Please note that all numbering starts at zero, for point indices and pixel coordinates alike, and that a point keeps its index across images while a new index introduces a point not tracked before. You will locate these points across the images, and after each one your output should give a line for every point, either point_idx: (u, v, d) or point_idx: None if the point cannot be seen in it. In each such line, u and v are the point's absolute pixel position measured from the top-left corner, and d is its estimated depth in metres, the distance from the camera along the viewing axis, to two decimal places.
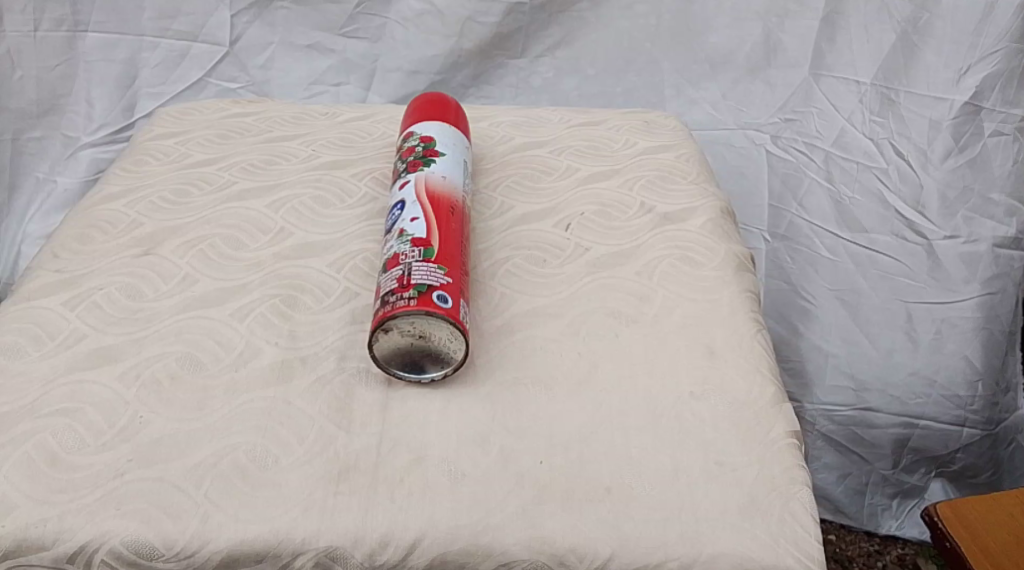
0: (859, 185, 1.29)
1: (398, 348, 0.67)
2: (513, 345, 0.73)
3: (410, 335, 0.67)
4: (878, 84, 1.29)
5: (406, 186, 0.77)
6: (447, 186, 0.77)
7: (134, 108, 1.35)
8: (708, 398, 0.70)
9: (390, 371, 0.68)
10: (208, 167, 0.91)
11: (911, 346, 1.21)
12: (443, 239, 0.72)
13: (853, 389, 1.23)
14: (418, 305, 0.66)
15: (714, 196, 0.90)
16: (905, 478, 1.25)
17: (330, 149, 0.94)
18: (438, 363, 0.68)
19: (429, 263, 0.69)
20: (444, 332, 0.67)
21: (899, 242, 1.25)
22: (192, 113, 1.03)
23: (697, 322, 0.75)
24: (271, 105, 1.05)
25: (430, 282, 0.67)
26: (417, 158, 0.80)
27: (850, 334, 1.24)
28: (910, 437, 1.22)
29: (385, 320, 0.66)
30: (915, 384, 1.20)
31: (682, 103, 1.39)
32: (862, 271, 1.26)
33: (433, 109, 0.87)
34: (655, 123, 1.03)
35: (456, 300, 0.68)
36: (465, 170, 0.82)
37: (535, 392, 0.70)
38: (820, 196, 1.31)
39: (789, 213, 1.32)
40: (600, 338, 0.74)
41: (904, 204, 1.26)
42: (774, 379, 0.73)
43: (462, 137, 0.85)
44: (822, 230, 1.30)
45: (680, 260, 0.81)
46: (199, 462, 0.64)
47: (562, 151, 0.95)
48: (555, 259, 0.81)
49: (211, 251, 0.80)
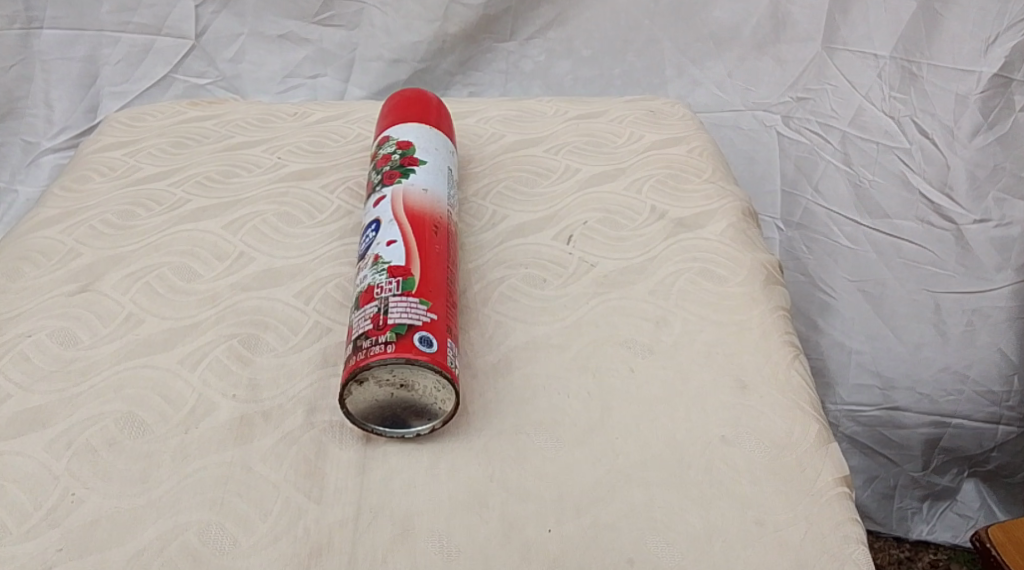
0: (880, 167, 1.17)
1: (376, 401, 0.57)
2: (511, 385, 0.63)
3: (388, 386, 0.56)
4: (898, 57, 1.18)
5: (382, 201, 0.67)
6: (429, 201, 0.66)
7: (97, 110, 1.23)
8: (741, 443, 0.60)
9: (367, 427, 0.58)
10: (158, 182, 0.80)
11: (940, 337, 1.09)
12: (424, 267, 0.61)
13: (880, 386, 1.10)
14: (397, 352, 0.55)
15: (734, 196, 0.79)
16: (937, 480, 1.12)
17: (298, 156, 0.83)
18: (422, 416, 0.58)
19: (409, 298, 0.58)
20: (427, 382, 0.56)
21: (925, 228, 1.14)
22: (144, 117, 0.91)
23: (724, 348, 0.65)
24: (232, 104, 0.93)
25: (410, 322, 0.57)
26: (393, 168, 0.69)
27: (873, 329, 1.12)
28: (942, 437, 1.09)
29: (358, 370, 0.56)
30: (946, 380, 1.08)
31: (685, 85, 1.27)
32: (884, 260, 1.14)
33: (411, 107, 0.75)
34: (663, 113, 0.92)
35: (442, 342, 0.57)
36: (449, 178, 0.71)
37: (540, 443, 0.60)
38: (838, 179, 1.19)
39: (804, 199, 1.20)
40: (614, 373, 0.63)
41: (929, 187, 1.14)
42: (816, 414, 0.63)
43: (445, 139, 0.74)
44: (841, 217, 1.17)
45: (700, 274, 0.70)
46: (142, 548, 0.54)
47: (559, 149, 0.85)
48: (555, 278, 0.70)
49: (159, 285, 0.69)
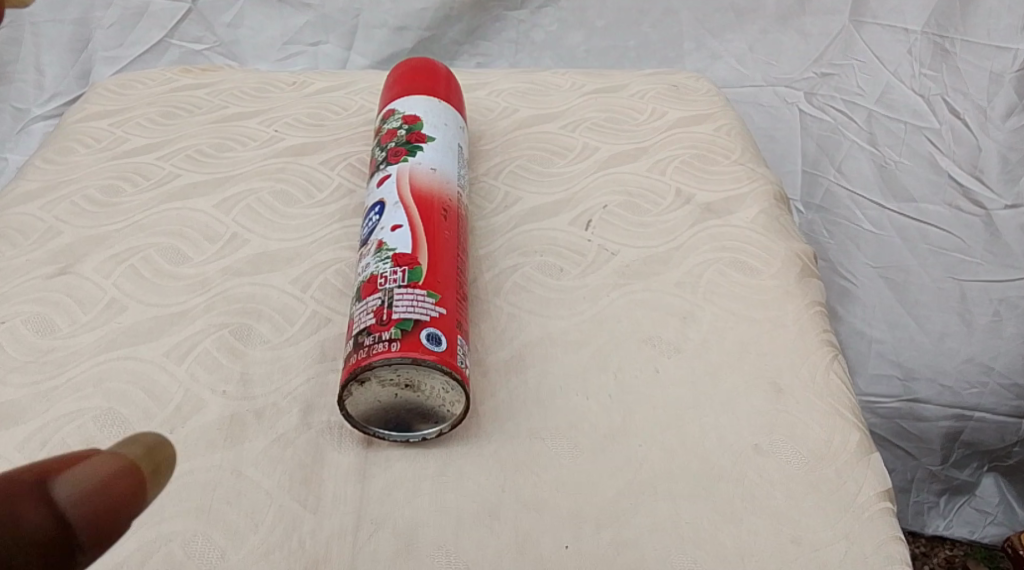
0: (907, 148, 1.10)
1: (378, 402, 0.52)
2: (525, 385, 0.58)
3: (392, 387, 0.51)
4: (930, 32, 1.10)
5: (387, 181, 0.61)
6: (438, 182, 0.61)
7: (90, 75, 1.16)
8: (776, 452, 0.55)
9: (369, 430, 0.53)
10: (146, 155, 0.75)
11: (966, 328, 1.02)
12: (431, 256, 0.56)
13: (900, 378, 1.03)
14: (402, 351, 0.50)
15: (765, 178, 0.73)
16: (955, 474, 1.06)
17: (296, 129, 0.78)
18: (429, 419, 0.53)
19: (416, 290, 0.53)
20: (435, 383, 0.51)
21: (953, 213, 1.06)
22: (134, 85, 0.86)
23: (756, 348, 0.59)
24: (227, 72, 0.88)
25: (417, 317, 0.52)
26: (399, 145, 0.63)
27: (896, 318, 1.05)
28: (962, 430, 1.03)
29: (360, 370, 0.51)
30: (969, 372, 1.01)
31: (703, 58, 1.21)
32: (909, 247, 1.06)
33: (417, 77, 0.69)
34: (687, 87, 0.86)
35: (451, 340, 0.52)
36: (459, 157, 0.65)
37: (557, 450, 0.55)
38: (861, 160, 1.12)
39: (826, 179, 1.13)
40: (637, 373, 0.58)
41: (959, 169, 1.07)
42: (857, 421, 0.57)
43: (456, 114, 0.68)
44: (864, 199, 1.10)
45: (730, 265, 0.65)
46: (121, 561, 0.49)
47: (576, 125, 0.79)
48: (573, 267, 0.65)
49: (145, 268, 0.64)
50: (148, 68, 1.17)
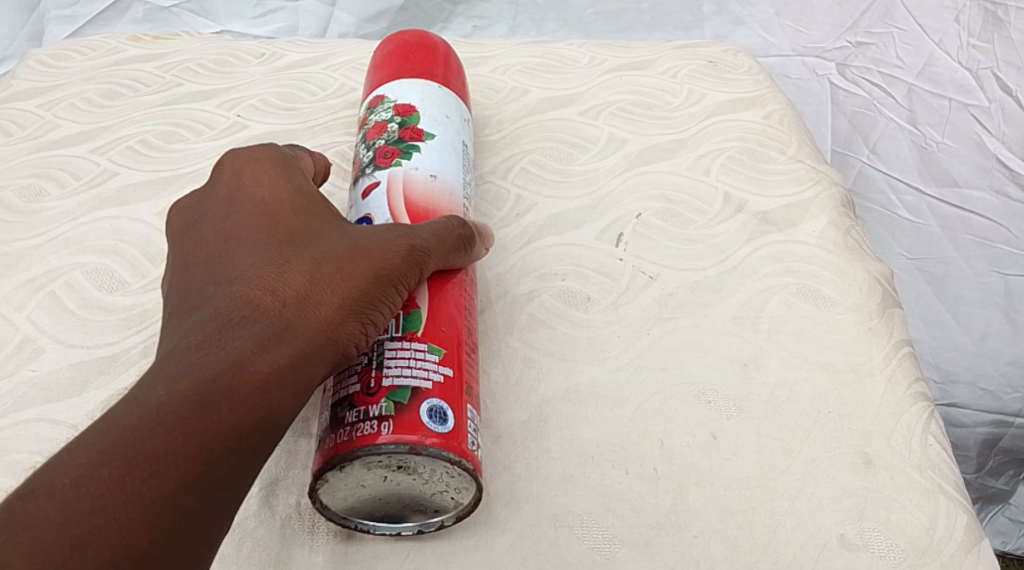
0: (951, 127, 0.88)
1: (362, 490, 0.39)
2: (548, 455, 0.46)
3: (380, 473, 0.39)
4: None
5: (375, 191, 0.48)
6: (438, 192, 0.48)
7: (42, 37, 0.92)
8: (865, 545, 0.43)
9: (348, 522, 0.41)
10: (78, 145, 0.61)
11: (1012, 327, 0.80)
12: (433, 299, 0.44)
13: (936, 380, 0.80)
14: (394, 435, 0.38)
15: (829, 178, 0.61)
16: (991, 482, 0.81)
17: (263, 114, 0.64)
18: (426, 509, 0.41)
19: (411, 348, 0.41)
20: (435, 469, 0.39)
21: (1001, 201, 0.84)
22: (71, 54, 0.71)
23: (837, 406, 0.48)
24: (186, 40, 0.73)
25: (416, 385, 0.40)
26: (390, 143, 0.50)
27: (933, 314, 0.82)
28: (1002, 438, 0.79)
29: (339, 452, 0.38)
30: (1017, 377, 0.79)
31: (725, 24, 0.98)
32: (950, 236, 0.85)
33: (410, 53, 0.55)
34: (726, 64, 0.71)
35: (459, 415, 0.40)
36: (463, 159, 0.52)
37: (589, 544, 0.43)
38: (899, 141, 0.89)
39: (859, 161, 0.90)
40: (687, 438, 0.46)
41: (1009, 151, 0.86)
42: (962, 499, 0.46)
43: (460, 102, 0.55)
44: (901, 183, 0.88)
45: (798, 294, 0.53)
46: None
47: (599, 111, 0.65)
48: (602, 295, 0.52)
49: (68, 297, 0.51)
50: (110, 31, 0.93)
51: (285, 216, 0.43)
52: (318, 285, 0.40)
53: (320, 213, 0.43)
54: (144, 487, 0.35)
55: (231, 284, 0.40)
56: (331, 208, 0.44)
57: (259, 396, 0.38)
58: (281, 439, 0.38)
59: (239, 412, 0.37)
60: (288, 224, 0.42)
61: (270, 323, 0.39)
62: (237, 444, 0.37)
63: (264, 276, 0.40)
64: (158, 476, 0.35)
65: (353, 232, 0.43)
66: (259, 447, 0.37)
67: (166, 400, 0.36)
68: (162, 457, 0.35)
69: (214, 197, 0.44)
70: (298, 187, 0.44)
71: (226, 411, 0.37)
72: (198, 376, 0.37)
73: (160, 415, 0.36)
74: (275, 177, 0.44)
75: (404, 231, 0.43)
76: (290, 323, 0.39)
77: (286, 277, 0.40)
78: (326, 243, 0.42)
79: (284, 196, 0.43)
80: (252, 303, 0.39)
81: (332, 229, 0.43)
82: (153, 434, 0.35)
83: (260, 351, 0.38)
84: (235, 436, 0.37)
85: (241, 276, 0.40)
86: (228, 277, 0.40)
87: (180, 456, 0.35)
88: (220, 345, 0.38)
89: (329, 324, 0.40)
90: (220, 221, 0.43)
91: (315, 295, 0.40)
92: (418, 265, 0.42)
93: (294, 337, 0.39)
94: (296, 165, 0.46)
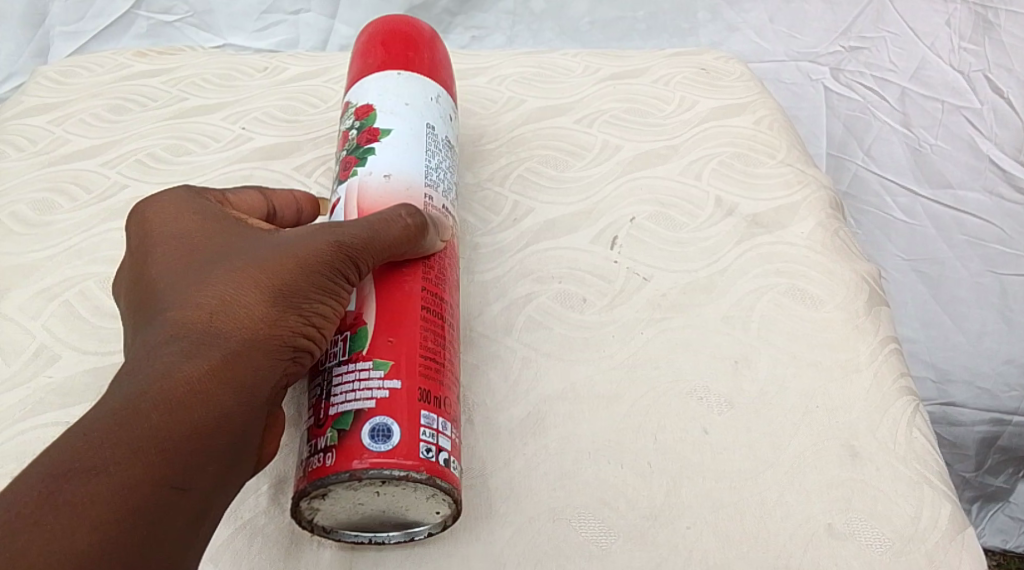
0: (944, 129, 0.90)
1: (344, 514, 0.41)
2: (546, 451, 0.47)
3: (352, 498, 0.40)
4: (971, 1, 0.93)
5: (336, 208, 0.50)
6: (392, 195, 0.49)
7: (47, 52, 0.94)
8: (853, 534, 0.45)
9: (361, 537, 0.43)
10: (89, 158, 0.63)
11: (1008, 326, 0.82)
12: (381, 311, 0.44)
13: (933, 380, 0.81)
14: (337, 465, 0.40)
15: (818, 182, 0.63)
16: (991, 481, 0.82)
17: (266, 126, 0.66)
18: (421, 515, 0.42)
19: (353, 372, 0.42)
20: (397, 486, 0.40)
21: (994, 201, 0.86)
22: (79, 70, 0.73)
23: (825, 402, 0.49)
24: (189, 55, 0.75)
25: (358, 408, 0.41)
26: (351, 151, 0.51)
27: (930, 314, 0.84)
28: (1000, 436, 0.81)
29: (297, 490, 0.41)
30: (1012, 375, 0.81)
31: (719, 31, 0.99)
32: (945, 237, 0.86)
33: (374, 46, 0.55)
34: (718, 71, 0.73)
35: (406, 426, 0.41)
36: (428, 146, 0.51)
37: (585, 536, 0.45)
38: (893, 144, 0.90)
39: (853, 163, 0.90)
40: (681, 434, 0.48)
41: (1002, 152, 0.87)
42: (947, 490, 0.47)
43: (428, 83, 0.53)
44: (895, 185, 0.89)
45: (787, 294, 0.54)
46: None
47: (594, 119, 0.67)
48: (598, 297, 0.54)
49: (81, 305, 0.53)
50: (113, 46, 0.94)
51: (207, 239, 0.44)
52: (242, 291, 0.41)
53: (242, 231, 0.44)
54: (85, 497, 0.35)
55: (160, 310, 0.41)
56: (254, 226, 0.45)
57: (196, 401, 0.38)
58: (230, 440, 0.39)
59: (176, 416, 0.37)
60: (211, 246, 0.43)
61: (200, 335, 0.39)
62: (177, 446, 0.37)
63: (189, 294, 0.41)
64: (98, 485, 0.35)
65: (277, 240, 0.43)
66: (201, 450, 0.37)
67: (100, 417, 0.37)
68: (98, 468, 0.35)
69: (135, 241, 0.45)
70: (216, 211, 0.45)
71: (161, 419, 0.37)
72: (130, 394, 0.37)
73: (96, 432, 0.36)
74: (193, 207, 0.45)
75: (328, 227, 0.44)
76: (220, 330, 0.40)
77: (213, 290, 0.41)
78: (251, 253, 0.43)
79: (204, 222, 0.44)
80: (181, 321, 0.40)
81: (255, 242, 0.43)
82: (84, 448, 0.36)
83: (191, 361, 0.39)
84: (174, 439, 0.37)
85: (169, 300, 0.41)
86: (157, 305, 0.41)
87: (118, 463, 0.36)
88: (149, 367, 0.38)
89: (261, 326, 0.40)
90: (143, 259, 0.44)
91: (243, 301, 0.41)
92: (347, 256, 0.43)
93: (226, 343, 0.40)
94: (217, 193, 0.47)
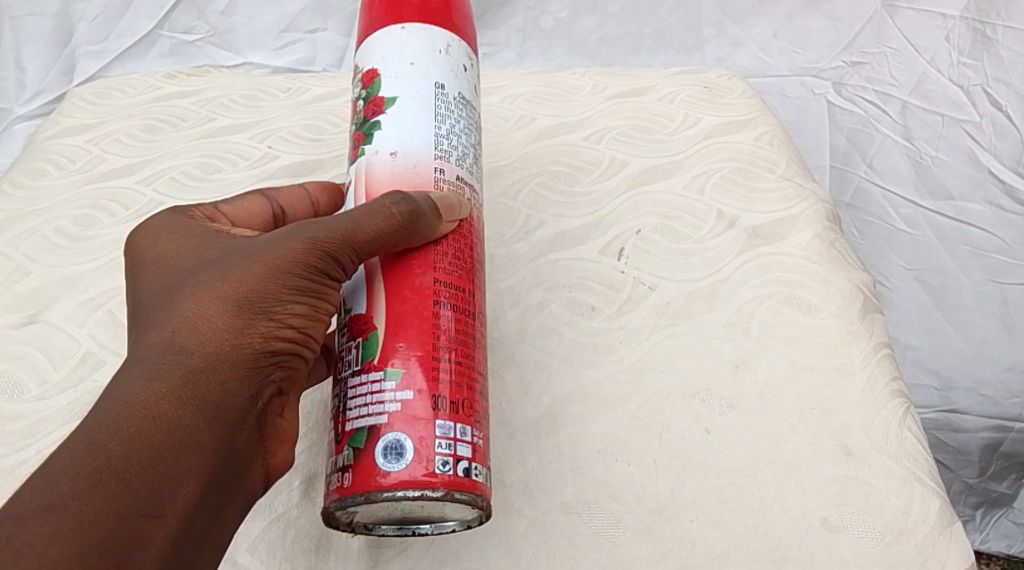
0: (944, 142, 0.92)
1: (375, 520, 0.44)
2: (558, 450, 0.51)
3: (376, 511, 0.43)
4: (969, 18, 0.94)
5: (349, 188, 0.49)
6: (400, 174, 0.47)
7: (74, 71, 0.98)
8: (847, 527, 0.48)
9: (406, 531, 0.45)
10: (125, 176, 0.67)
11: (1009, 335, 0.85)
12: (391, 315, 0.45)
13: (936, 387, 0.85)
14: (354, 486, 0.43)
15: (816, 196, 0.66)
16: (994, 486, 0.86)
17: (291, 145, 0.69)
18: (450, 517, 0.44)
19: (365, 385, 0.44)
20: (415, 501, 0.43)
21: (994, 212, 0.89)
22: (113, 92, 0.76)
23: (820, 403, 0.52)
24: (215, 76, 0.78)
25: (371, 425, 0.43)
26: (359, 124, 0.49)
27: (932, 322, 0.87)
28: (1002, 442, 0.84)
29: (326, 505, 0.44)
30: (1012, 382, 0.84)
31: (723, 46, 0.99)
32: (947, 246, 0.89)
33: None
34: (720, 89, 0.76)
35: (418, 441, 0.43)
36: (436, 106, 0.48)
37: (595, 528, 0.48)
38: (895, 155, 0.93)
39: (856, 175, 0.93)
40: (686, 434, 0.51)
41: (1001, 164, 0.90)
42: (937, 486, 0.50)
43: (435, 29, 0.49)
44: (897, 197, 0.92)
45: (787, 302, 0.57)
46: None
47: (602, 136, 0.70)
48: (606, 305, 0.57)
49: (123, 314, 0.57)
50: (138, 66, 0.98)
51: (184, 259, 0.45)
52: (205, 303, 0.42)
53: (220, 244, 0.46)
54: (47, 531, 0.37)
55: (133, 333, 0.43)
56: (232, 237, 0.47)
57: (156, 422, 0.40)
58: (199, 454, 0.40)
59: (137, 438, 0.39)
60: (188, 263, 0.45)
61: (162, 355, 0.41)
62: (138, 468, 0.39)
63: (157, 314, 0.43)
64: (62, 517, 0.37)
65: (247, 249, 0.45)
66: (165, 469, 0.39)
67: (67, 447, 0.39)
68: (61, 499, 0.37)
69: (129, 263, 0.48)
70: (202, 227, 0.47)
71: (121, 443, 0.39)
72: (96, 419, 0.40)
73: (62, 462, 0.38)
74: (177, 227, 0.47)
75: (296, 232, 0.44)
76: (182, 347, 0.41)
77: (179, 308, 0.42)
78: (220, 265, 0.44)
79: (185, 240, 0.46)
80: (147, 343, 0.42)
81: (227, 253, 0.45)
82: (46, 482, 0.38)
83: (151, 382, 0.40)
84: (134, 461, 0.39)
85: (142, 323, 0.43)
86: (133, 328, 0.43)
87: (77, 492, 0.38)
88: (114, 391, 0.40)
89: (224, 340, 0.42)
90: (131, 282, 0.46)
91: (208, 315, 0.42)
92: (311, 260, 0.44)
93: (188, 360, 0.41)
94: (208, 209, 0.49)
